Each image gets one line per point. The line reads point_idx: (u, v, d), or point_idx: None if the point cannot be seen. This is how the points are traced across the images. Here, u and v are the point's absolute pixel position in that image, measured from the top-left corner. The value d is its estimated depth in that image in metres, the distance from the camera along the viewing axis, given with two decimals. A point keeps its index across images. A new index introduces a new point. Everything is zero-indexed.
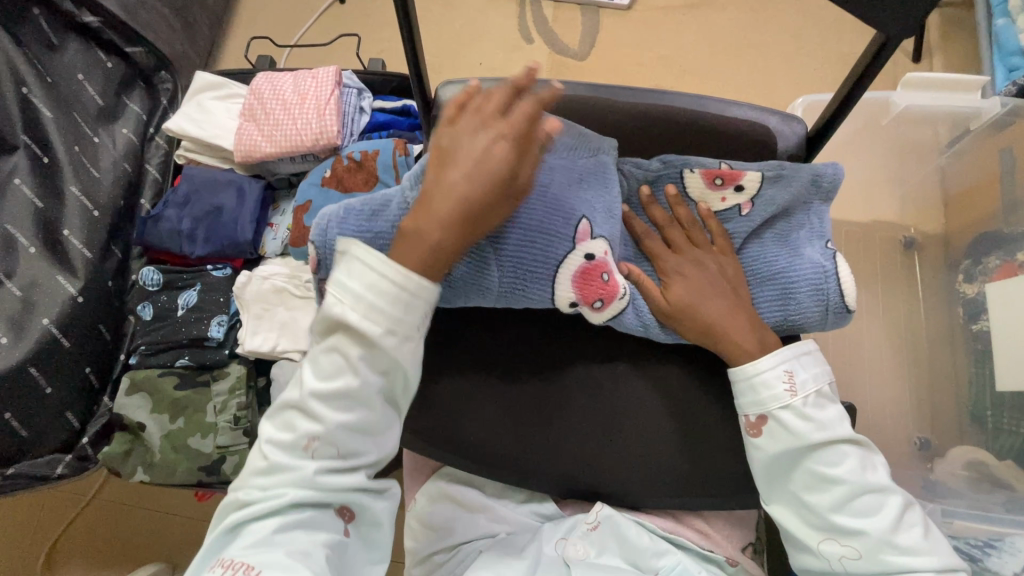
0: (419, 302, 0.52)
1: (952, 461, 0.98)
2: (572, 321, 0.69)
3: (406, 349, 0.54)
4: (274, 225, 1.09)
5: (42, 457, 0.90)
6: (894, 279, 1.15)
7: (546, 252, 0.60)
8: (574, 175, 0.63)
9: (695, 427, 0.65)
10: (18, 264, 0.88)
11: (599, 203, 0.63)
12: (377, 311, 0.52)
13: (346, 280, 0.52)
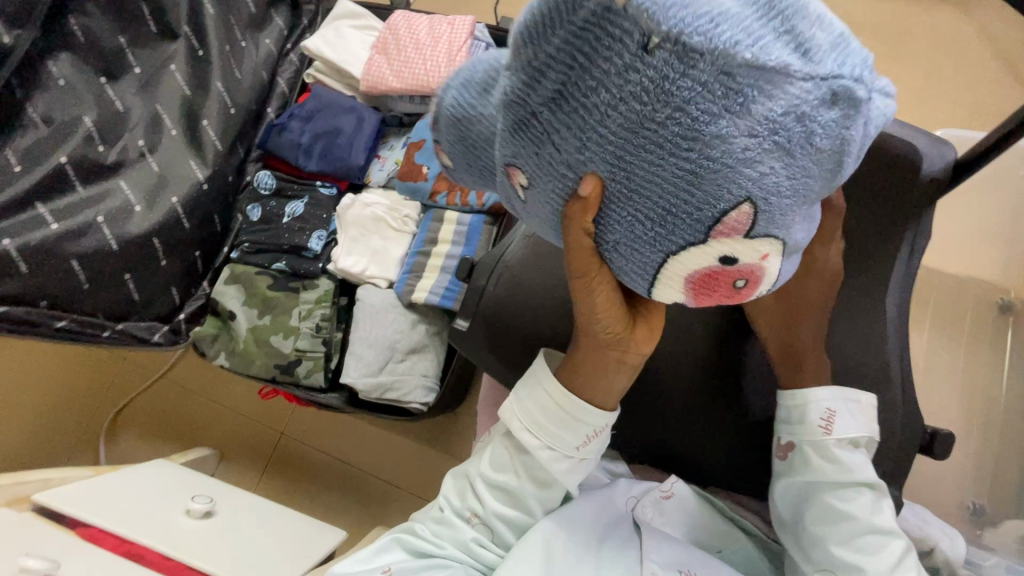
0: (577, 424, 0.62)
1: (1003, 532, 0.95)
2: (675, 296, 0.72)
3: (563, 466, 0.64)
4: (381, 157, 1.14)
5: (145, 321, 0.96)
6: (980, 338, 1.11)
7: (658, 233, 0.41)
8: (772, 117, 0.35)
9: (771, 421, 0.68)
10: (161, 143, 0.94)
11: (784, 180, 0.38)
12: (546, 437, 0.63)
13: (529, 399, 0.64)
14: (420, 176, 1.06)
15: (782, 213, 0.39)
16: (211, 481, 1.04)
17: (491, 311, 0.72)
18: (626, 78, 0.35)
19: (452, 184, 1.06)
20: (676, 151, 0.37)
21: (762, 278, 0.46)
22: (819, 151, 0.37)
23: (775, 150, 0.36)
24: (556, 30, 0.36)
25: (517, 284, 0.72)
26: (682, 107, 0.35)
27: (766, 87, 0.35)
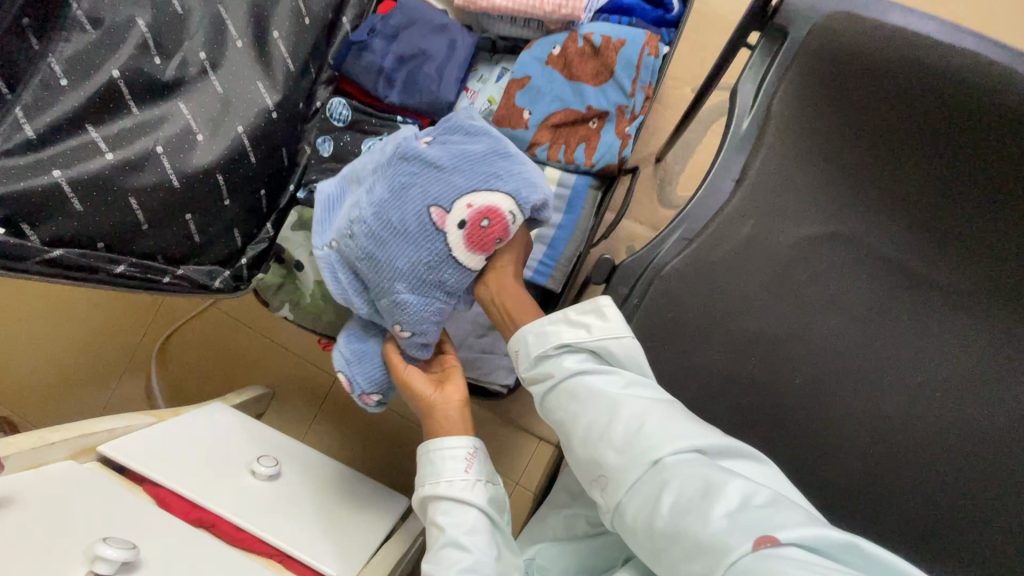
0: (452, 447, 0.67)
1: None
2: (888, 334, 0.53)
3: (473, 489, 0.64)
4: (471, 92, 0.97)
5: (205, 265, 0.85)
6: None
7: (436, 250, 0.70)
8: (394, 187, 0.71)
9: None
10: (225, 56, 0.78)
11: (432, 190, 0.70)
12: (436, 474, 0.65)
13: (423, 470, 0.67)
14: (518, 121, 0.90)
15: (443, 188, 0.70)
16: (271, 432, 1.00)
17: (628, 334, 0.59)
18: (368, 246, 0.71)
19: (557, 136, 0.90)
20: (404, 235, 0.70)
21: (492, 203, 0.69)
22: (431, 163, 0.71)
23: (409, 185, 0.70)
24: (346, 268, 0.75)
25: (663, 305, 0.58)
26: (386, 227, 0.70)
27: (379, 188, 0.71)
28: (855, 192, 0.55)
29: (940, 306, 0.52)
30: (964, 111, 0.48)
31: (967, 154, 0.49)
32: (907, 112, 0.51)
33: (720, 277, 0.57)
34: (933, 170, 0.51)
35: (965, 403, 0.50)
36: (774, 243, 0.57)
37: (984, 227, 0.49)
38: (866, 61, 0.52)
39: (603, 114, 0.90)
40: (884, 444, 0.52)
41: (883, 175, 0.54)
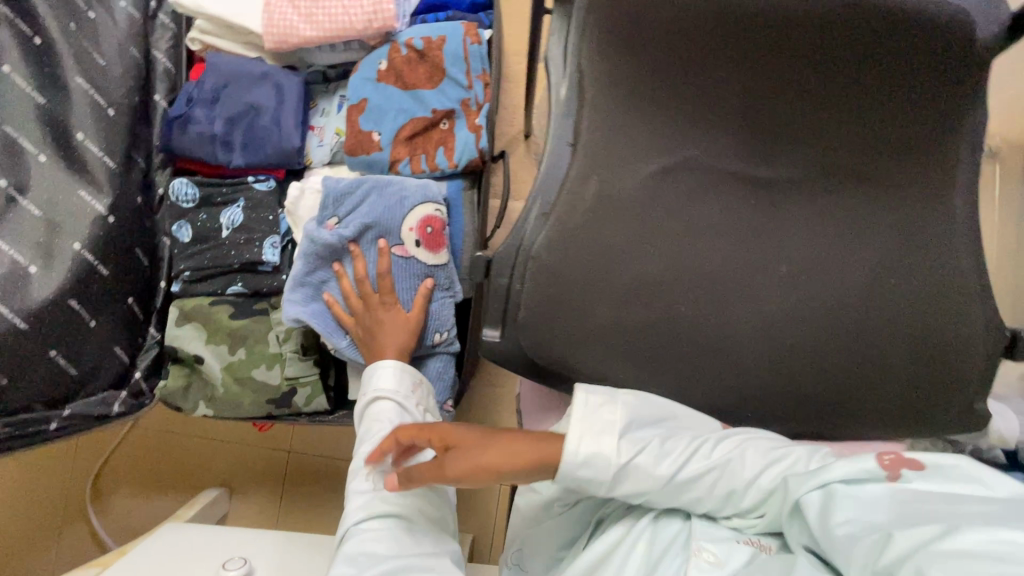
0: (404, 370, 0.75)
1: None
2: (742, 239, 0.58)
3: (416, 390, 0.75)
4: (317, 130, 0.94)
5: (95, 395, 0.79)
6: None
7: (419, 265, 0.84)
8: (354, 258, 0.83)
9: (861, 362, 0.58)
10: (29, 176, 0.72)
11: (377, 234, 0.83)
12: (392, 394, 0.73)
13: (373, 382, 0.74)
14: (371, 145, 0.89)
15: (384, 231, 0.83)
16: (232, 532, 0.95)
17: (523, 319, 0.59)
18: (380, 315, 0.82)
19: (413, 147, 0.90)
20: (391, 287, 0.82)
21: (426, 213, 0.83)
22: (364, 227, 0.82)
23: (353, 248, 0.83)
24: None
25: (549, 279, 0.58)
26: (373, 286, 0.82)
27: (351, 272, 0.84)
28: (666, 120, 0.58)
29: (765, 203, 0.58)
30: (700, 25, 0.55)
31: (691, 55, 0.56)
32: (644, 30, 0.56)
33: (590, 236, 0.58)
34: (673, 74, 0.57)
35: (809, 278, 0.58)
36: (625, 188, 0.58)
37: (727, 113, 0.57)
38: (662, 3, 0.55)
39: (450, 113, 0.89)
40: (764, 336, 0.58)
41: (701, 98, 0.57)
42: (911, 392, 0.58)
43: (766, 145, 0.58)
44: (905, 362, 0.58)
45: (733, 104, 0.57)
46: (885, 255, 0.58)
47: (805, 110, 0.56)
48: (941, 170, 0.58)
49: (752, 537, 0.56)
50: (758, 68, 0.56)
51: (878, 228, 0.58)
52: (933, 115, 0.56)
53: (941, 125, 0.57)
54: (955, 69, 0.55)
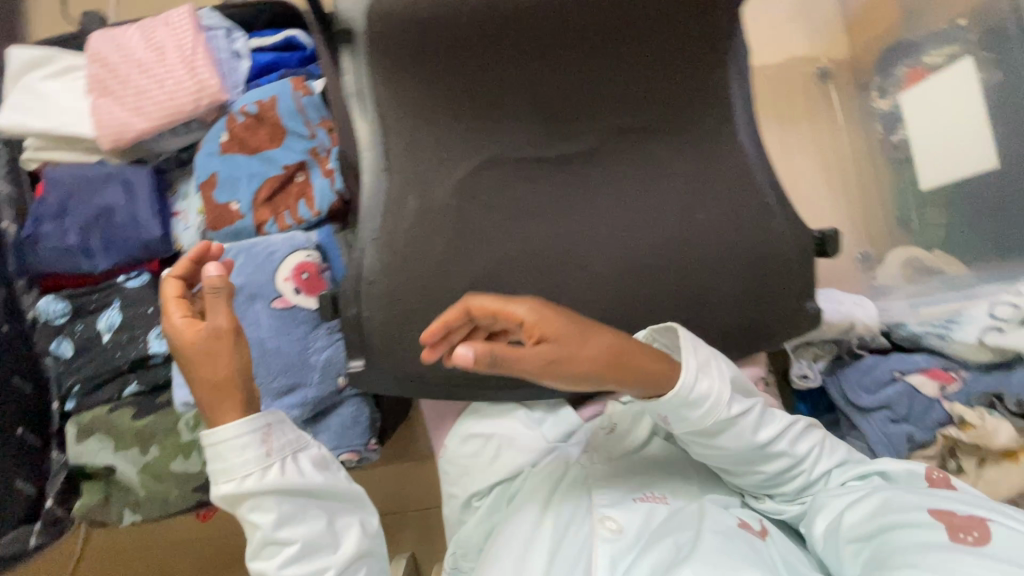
0: (254, 443, 0.58)
1: (892, 264, 1.17)
2: (559, 215, 0.63)
3: (274, 445, 0.60)
4: (181, 214, 0.95)
5: (5, 535, 0.77)
6: (817, 118, 1.33)
7: (303, 313, 0.85)
8: None
9: (695, 296, 0.63)
10: None
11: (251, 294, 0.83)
12: (234, 473, 0.58)
13: (229, 477, 0.58)
14: (232, 216, 0.91)
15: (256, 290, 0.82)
16: None
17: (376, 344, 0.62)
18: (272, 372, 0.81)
19: (275, 206, 0.92)
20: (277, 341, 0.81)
21: (299, 261, 0.85)
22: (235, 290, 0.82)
23: None
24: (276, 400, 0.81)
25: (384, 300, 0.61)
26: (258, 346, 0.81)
27: None
28: (459, 126, 0.63)
29: (570, 177, 0.63)
30: (455, 36, 0.59)
31: (457, 65, 0.61)
32: (408, 53, 0.60)
33: (421, 250, 0.61)
34: (448, 86, 0.62)
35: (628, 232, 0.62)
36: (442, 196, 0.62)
37: (507, 108, 0.62)
38: (424, 19, 0.58)
39: (302, 165, 0.92)
40: (600, 296, 0.63)
41: (488, 99, 0.62)
42: (746, 311, 0.63)
43: (553, 126, 0.63)
44: (734, 286, 0.63)
45: (510, 99, 0.62)
46: (689, 194, 0.63)
47: (581, 88, 0.62)
48: (717, 109, 0.64)
49: (639, 493, 0.66)
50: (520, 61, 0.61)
51: (676, 172, 0.63)
52: (689, 63, 0.63)
53: (703, 69, 0.63)
54: (691, 20, 0.61)
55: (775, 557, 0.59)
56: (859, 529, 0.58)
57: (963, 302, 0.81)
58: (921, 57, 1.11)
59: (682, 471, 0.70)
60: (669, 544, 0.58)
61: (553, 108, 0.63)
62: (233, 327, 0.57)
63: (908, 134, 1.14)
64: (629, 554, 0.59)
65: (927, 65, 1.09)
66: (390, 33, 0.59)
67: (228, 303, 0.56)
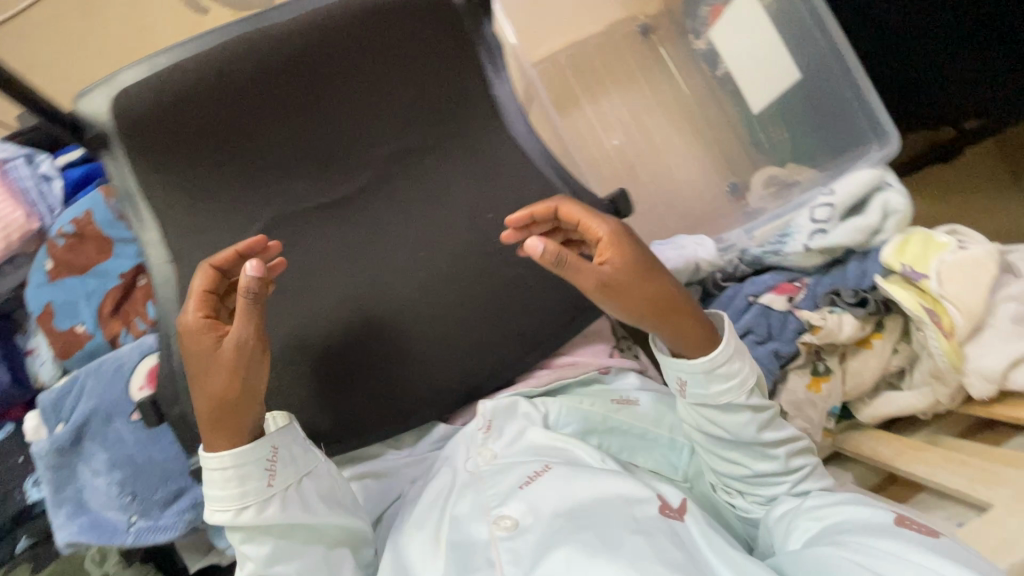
0: (251, 475, 0.57)
1: (756, 188, 1.21)
2: (359, 255, 0.65)
3: (280, 478, 0.59)
4: (33, 350, 0.90)
5: None
6: (650, 67, 1.34)
7: None
8: (97, 449, 0.78)
9: (506, 292, 0.68)
10: None
11: (107, 414, 0.79)
12: (231, 502, 0.57)
13: (222, 503, 0.57)
14: (80, 340, 0.88)
15: (111, 409, 0.79)
16: None
17: (212, 429, 0.63)
18: (152, 484, 0.77)
19: (124, 316, 0.89)
20: (148, 452, 0.78)
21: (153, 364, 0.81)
22: (89, 415, 0.78)
23: (90, 441, 0.78)
24: (166, 509, 0.77)
25: None
26: (129, 462, 0.77)
27: (99, 465, 0.77)
28: (246, 199, 0.63)
29: (360, 218, 0.65)
30: (212, 116, 0.60)
31: (224, 142, 0.61)
32: (172, 143, 0.60)
33: (228, 328, 0.62)
34: (220, 166, 0.62)
35: (430, 253, 0.66)
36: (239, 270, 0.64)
37: (288, 171, 0.64)
38: (160, 111, 0.59)
39: (139, 269, 0.91)
40: (418, 319, 0.66)
41: (265, 166, 0.63)
42: (555, 293, 0.69)
43: (335, 173, 0.65)
44: (534, 275, 0.68)
45: (283, 159, 0.63)
46: (472, 200, 0.67)
47: (352, 129, 0.64)
48: (485, 111, 0.67)
49: (527, 475, 0.64)
50: (283, 124, 0.62)
51: (456, 185, 0.66)
52: (445, 79, 0.65)
53: (462, 80, 0.66)
54: (437, 39, 0.64)
55: (677, 532, 0.59)
56: (817, 510, 0.60)
57: (788, 216, 0.88)
58: None
59: (565, 447, 0.68)
60: (579, 531, 0.57)
61: (330, 156, 0.64)
62: (259, 344, 0.57)
63: (727, 67, 1.17)
64: (537, 545, 0.57)
65: None
66: (142, 124, 0.59)
67: (255, 311, 0.56)
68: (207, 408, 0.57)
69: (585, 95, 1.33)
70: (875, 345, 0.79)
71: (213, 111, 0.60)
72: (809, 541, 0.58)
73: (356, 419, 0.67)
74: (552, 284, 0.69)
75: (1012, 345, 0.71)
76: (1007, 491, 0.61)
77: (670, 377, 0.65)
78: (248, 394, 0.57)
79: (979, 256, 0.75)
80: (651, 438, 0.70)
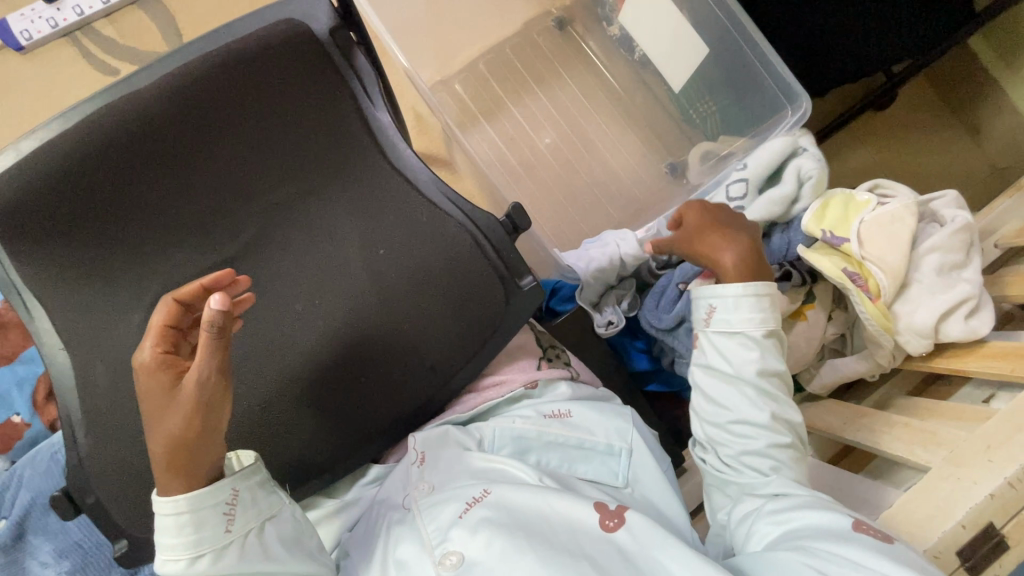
0: (207, 521, 0.54)
1: (694, 164, 1.18)
2: (257, 311, 0.63)
3: (238, 523, 0.56)
4: None
5: None
6: (570, 55, 1.29)
7: None
8: (40, 541, 0.76)
9: (416, 323, 0.65)
10: None
11: (48, 503, 0.78)
12: (184, 551, 0.53)
13: (175, 552, 0.53)
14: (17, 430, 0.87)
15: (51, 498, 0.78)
16: None
17: (123, 518, 0.61)
18: (97, 569, 0.74)
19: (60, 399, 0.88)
20: (90, 536, 0.76)
21: None
22: (30, 506, 0.77)
23: (33, 533, 0.76)
24: None
25: (125, 460, 0.60)
26: (72, 551, 0.75)
27: (42, 558, 0.75)
28: (130, 274, 0.61)
29: (253, 273, 0.64)
30: (76, 195, 0.55)
31: (98, 219, 0.57)
32: (35, 230, 0.55)
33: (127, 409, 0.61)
34: (98, 244, 0.58)
35: (328, 299, 0.64)
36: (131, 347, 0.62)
37: (172, 235, 0.61)
38: (5, 200, 0.52)
39: None
40: (325, 368, 0.63)
41: (147, 235, 0.60)
42: (469, 315, 0.66)
43: (217, 231, 0.62)
44: (440, 302, 0.65)
45: (165, 225, 0.60)
46: (362, 237, 0.65)
47: (234, 183, 0.61)
48: (365, 146, 0.66)
49: (466, 502, 0.58)
50: (160, 190, 0.58)
51: (342, 228, 0.65)
52: (319, 118, 0.63)
53: (338, 115, 0.64)
54: (307, 76, 0.61)
55: (621, 545, 0.54)
56: (779, 511, 0.59)
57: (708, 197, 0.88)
58: None
59: (503, 469, 0.63)
60: (527, 552, 0.51)
61: (212, 214, 0.62)
62: (223, 381, 0.54)
63: (643, 48, 1.15)
64: (486, 573, 0.52)
65: None
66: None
67: (216, 345, 0.53)
68: (161, 449, 0.53)
69: (509, 97, 1.28)
70: (809, 316, 0.78)
71: (76, 189, 0.54)
72: (769, 546, 0.56)
73: (283, 479, 0.64)
74: (461, 308, 0.66)
75: (939, 298, 0.69)
76: (943, 452, 0.59)
77: (699, 308, 0.71)
78: (208, 432, 0.54)
79: (898, 212, 0.73)
80: (588, 447, 0.66)
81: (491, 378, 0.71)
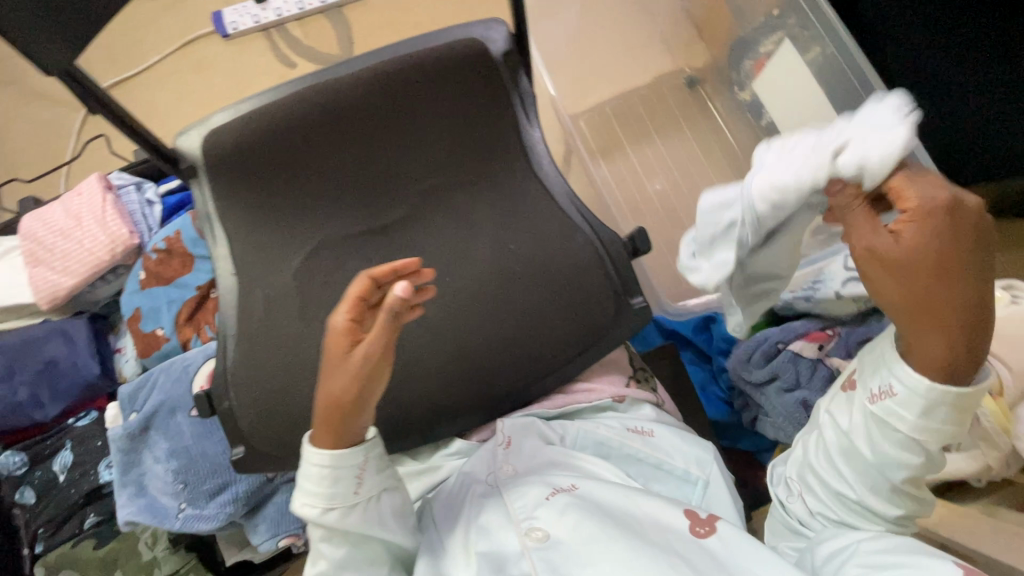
0: (344, 477, 0.55)
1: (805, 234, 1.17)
2: None
3: (367, 487, 0.56)
4: (121, 349, 1.05)
5: None
6: (696, 113, 1.35)
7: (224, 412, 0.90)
8: (161, 437, 0.88)
9: (527, 316, 0.70)
10: None
11: (172, 407, 0.89)
12: (320, 500, 0.55)
13: (311, 498, 0.55)
14: (158, 341, 1.00)
15: (176, 403, 0.89)
16: None
17: (249, 429, 0.69)
18: (201, 474, 0.85)
19: (196, 324, 1.01)
20: (202, 446, 0.87)
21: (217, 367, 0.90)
22: (157, 407, 0.88)
23: (155, 431, 0.88)
24: (210, 498, 0.85)
25: (260, 379, 0.69)
26: (185, 452, 0.86)
27: (161, 453, 0.87)
28: (299, 224, 0.71)
29: (398, 244, 0.73)
30: (282, 151, 0.67)
31: (292, 173, 0.69)
32: (247, 174, 0.68)
33: (273, 335, 0.69)
34: (285, 193, 0.69)
35: (456, 279, 0.71)
36: (284, 284, 0.71)
37: (341, 197, 0.71)
38: (235, 147, 0.66)
39: (213, 282, 1.03)
40: (441, 339, 0.70)
41: (321, 194, 0.70)
42: (576, 320, 0.71)
43: (378, 202, 0.72)
44: (553, 303, 0.71)
45: (339, 188, 0.70)
46: (498, 231, 0.72)
47: (400, 164, 0.71)
48: (515, 153, 0.74)
49: (556, 487, 0.61)
50: (342, 158, 0.69)
51: (483, 220, 0.73)
52: (482, 123, 0.72)
53: (497, 123, 0.73)
54: (480, 87, 0.70)
55: (711, 550, 0.54)
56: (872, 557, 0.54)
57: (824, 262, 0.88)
58: (760, 48, 1.18)
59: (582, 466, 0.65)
60: (618, 540, 0.53)
61: (378, 187, 0.71)
62: (384, 362, 0.52)
63: (772, 116, 1.18)
64: (574, 553, 0.54)
65: (766, 52, 1.16)
66: (224, 156, 0.66)
67: (387, 328, 0.51)
68: (322, 403, 0.53)
69: (630, 141, 1.34)
70: None
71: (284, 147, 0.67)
72: None
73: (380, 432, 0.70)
74: (572, 312, 0.71)
75: None
76: None
77: (876, 369, 0.54)
78: (359, 408, 0.53)
79: None
80: (667, 469, 0.67)
81: (584, 384, 0.74)
